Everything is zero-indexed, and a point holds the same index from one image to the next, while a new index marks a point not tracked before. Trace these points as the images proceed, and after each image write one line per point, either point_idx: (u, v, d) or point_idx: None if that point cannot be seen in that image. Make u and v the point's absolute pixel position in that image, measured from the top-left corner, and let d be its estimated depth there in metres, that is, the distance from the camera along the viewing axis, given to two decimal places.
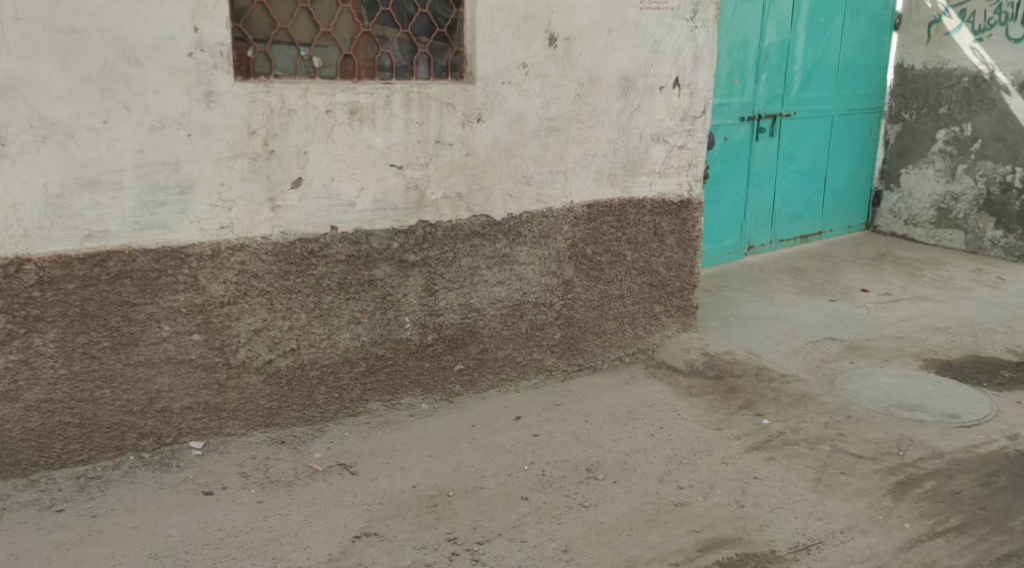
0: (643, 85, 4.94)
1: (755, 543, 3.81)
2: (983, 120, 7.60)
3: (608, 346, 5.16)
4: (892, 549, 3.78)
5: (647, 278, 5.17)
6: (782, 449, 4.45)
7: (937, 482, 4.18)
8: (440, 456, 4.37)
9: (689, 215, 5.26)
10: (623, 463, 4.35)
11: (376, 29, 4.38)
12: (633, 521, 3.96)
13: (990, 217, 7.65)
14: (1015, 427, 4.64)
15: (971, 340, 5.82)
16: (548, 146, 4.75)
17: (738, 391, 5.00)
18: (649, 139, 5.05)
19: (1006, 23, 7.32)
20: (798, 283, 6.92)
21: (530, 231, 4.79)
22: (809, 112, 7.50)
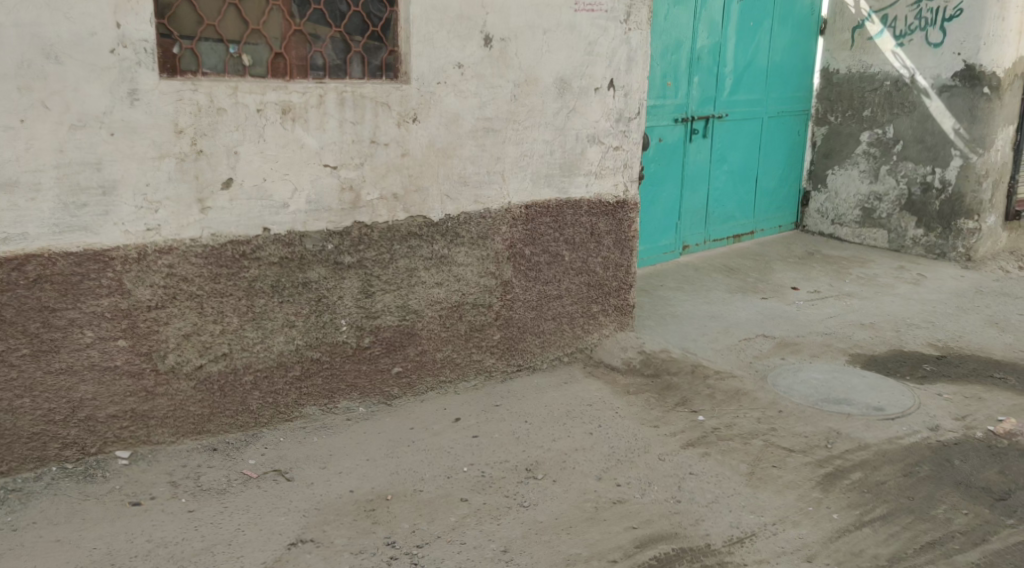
0: (578, 85, 5.03)
1: (690, 538, 3.89)
2: (905, 122, 7.94)
3: (548, 346, 5.24)
4: (822, 539, 3.91)
5: (585, 278, 5.27)
6: (716, 445, 4.59)
7: (864, 473, 4.38)
8: (379, 460, 4.31)
9: (625, 216, 5.38)
10: (561, 463, 4.39)
11: (308, 27, 4.27)
12: (572, 519, 3.98)
13: (912, 216, 8.02)
14: (937, 418, 4.96)
15: (895, 335, 6.17)
16: (485, 146, 4.77)
17: (674, 388, 5.16)
18: (585, 140, 5.15)
19: (926, 28, 7.70)
20: (730, 283, 7.13)
21: (468, 232, 4.79)
22: (740, 114, 7.77)
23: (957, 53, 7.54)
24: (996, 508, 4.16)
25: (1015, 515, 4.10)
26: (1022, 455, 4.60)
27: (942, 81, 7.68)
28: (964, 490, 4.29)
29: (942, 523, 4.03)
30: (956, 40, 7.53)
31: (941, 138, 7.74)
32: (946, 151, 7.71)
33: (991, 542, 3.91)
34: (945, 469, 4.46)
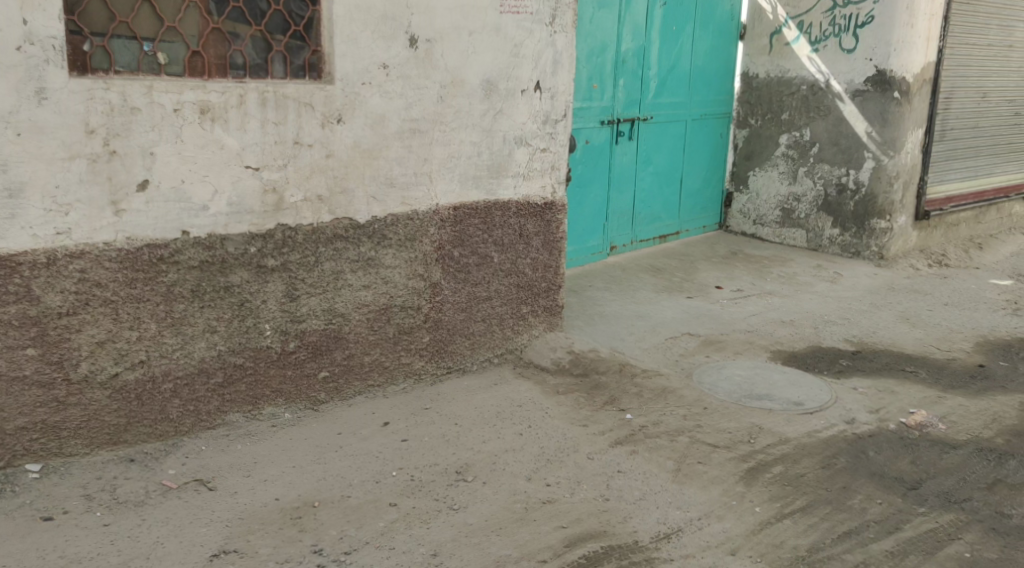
0: (504, 87, 5.03)
1: (619, 535, 3.91)
2: (821, 125, 8.15)
3: (478, 348, 5.22)
4: (744, 532, 3.97)
5: (514, 279, 5.27)
6: (644, 443, 4.63)
7: (784, 466, 4.47)
8: (305, 466, 4.24)
9: (553, 218, 5.40)
10: (492, 464, 4.38)
11: (227, 25, 4.18)
12: (502, 520, 3.97)
13: (828, 217, 8.22)
14: (852, 411, 5.08)
15: (813, 332, 6.31)
16: (412, 147, 4.73)
17: (602, 387, 5.18)
18: (512, 142, 5.15)
19: (840, 35, 7.92)
20: (656, 283, 7.20)
21: (395, 234, 4.75)
22: (664, 117, 7.86)
23: (869, 59, 7.77)
24: (908, 497, 4.27)
25: (927, 503, 4.23)
26: (932, 446, 4.74)
27: (855, 86, 7.90)
28: (879, 480, 4.40)
29: (858, 513, 4.13)
30: (868, 46, 7.76)
31: (855, 141, 7.96)
32: (860, 153, 7.93)
33: (904, 530, 4.01)
34: (861, 460, 4.57)
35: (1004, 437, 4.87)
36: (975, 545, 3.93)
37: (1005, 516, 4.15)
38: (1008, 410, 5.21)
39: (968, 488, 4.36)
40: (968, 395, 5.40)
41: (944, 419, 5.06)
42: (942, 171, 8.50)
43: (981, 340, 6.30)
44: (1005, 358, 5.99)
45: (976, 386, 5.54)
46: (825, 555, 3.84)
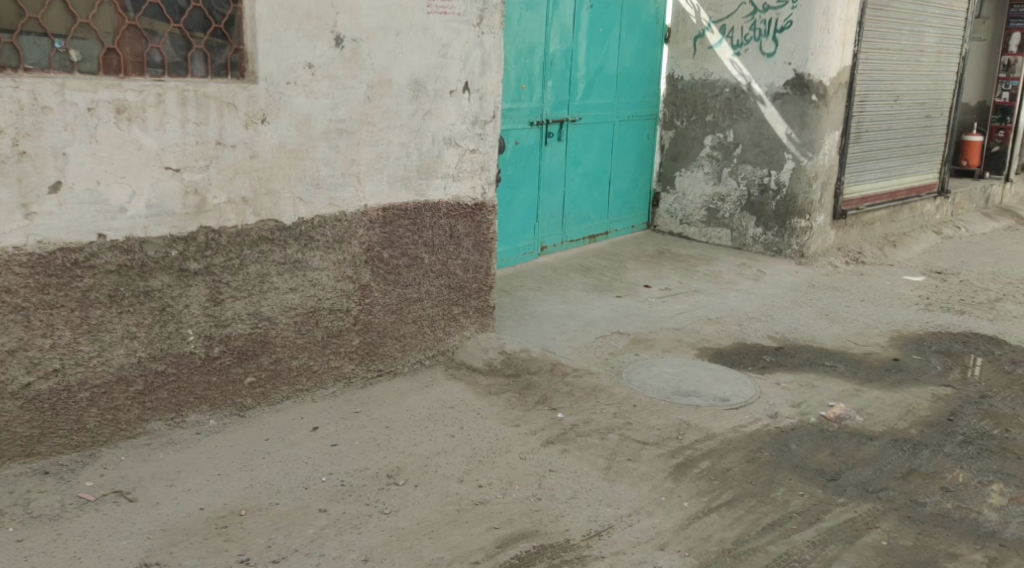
0: (432, 88, 5.00)
1: (550, 534, 3.91)
2: (743, 127, 8.30)
3: (409, 350, 5.18)
4: (673, 527, 4.01)
5: (445, 280, 5.24)
6: (575, 441, 4.65)
7: (711, 461, 4.53)
8: (231, 474, 4.15)
9: (483, 218, 5.39)
10: (423, 467, 4.35)
11: (144, 22, 4.08)
12: (434, 523, 3.94)
13: (752, 216, 8.38)
14: (776, 406, 5.18)
15: (738, 328, 6.42)
16: (338, 148, 4.67)
17: (534, 386, 5.19)
18: (441, 143, 5.12)
19: (760, 39, 8.10)
20: (586, 282, 7.25)
21: (323, 236, 4.68)
22: (592, 118, 7.91)
23: (788, 63, 7.96)
24: (828, 487, 4.37)
25: (845, 493, 4.33)
26: (851, 438, 4.86)
27: (775, 89, 8.08)
28: (800, 473, 4.49)
29: (782, 505, 4.21)
30: (787, 50, 7.95)
31: (776, 142, 8.13)
32: (780, 154, 8.11)
33: (825, 520, 4.10)
34: (783, 453, 4.66)
35: (918, 428, 5.02)
36: (892, 533, 4.03)
37: (919, 504, 4.27)
38: (922, 401, 5.37)
39: (885, 478, 4.48)
40: (884, 387, 5.55)
41: (862, 411, 5.19)
42: (859, 171, 8.74)
43: (896, 334, 6.48)
44: (918, 352, 6.18)
45: (891, 378, 5.69)
46: (750, 547, 3.90)
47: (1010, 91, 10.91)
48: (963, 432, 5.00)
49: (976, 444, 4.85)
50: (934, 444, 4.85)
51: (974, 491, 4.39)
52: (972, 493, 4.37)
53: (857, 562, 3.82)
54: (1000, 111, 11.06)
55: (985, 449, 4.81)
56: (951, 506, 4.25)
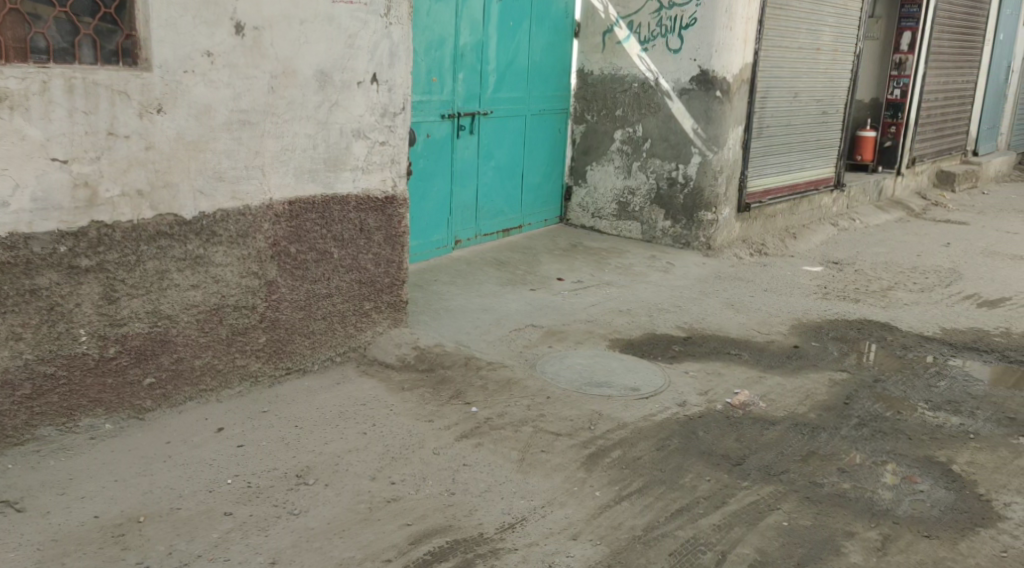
0: (339, 79, 4.89)
1: (463, 529, 3.87)
2: (652, 121, 8.38)
3: (318, 347, 5.06)
4: (585, 517, 4.00)
5: (355, 275, 5.14)
6: (489, 435, 4.60)
7: (622, 450, 4.54)
8: (129, 480, 3.99)
9: (394, 212, 5.29)
10: (334, 466, 4.25)
11: (26, 6, 3.89)
12: (345, 523, 3.85)
13: (661, 209, 8.46)
14: (685, 394, 5.24)
15: (648, 319, 6.47)
16: (241, 140, 4.53)
17: (448, 381, 5.13)
18: (350, 135, 5.02)
19: (666, 35, 8.19)
20: (500, 276, 7.21)
21: (226, 231, 4.53)
22: (503, 111, 7.87)
23: (694, 60, 8.07)
24: (733, 472, 4.42)
25: (750, 477, 4.39)
26: (755, 423, 4.94)
27: (681, 85, 8.18)
28: (707, 459, 4.54)
29: (690, 490, 4.24)
30: (692, 47, 8.05)
31: (683, 137, 8.23)
32: (687, 149, 8.22)
33: (730, 504, 4.15)
34: (691, 440, 4.70)
35: (817, 412, 5.14)
36: (792, 514, 4.10)
37: (817, 485, 4.35)
38: (820, 387, 5.49)
39: (786, 461, 4.56)
40: (786, 374, 5.66)
41: (765, 398, 5.28)
42: (761, 166, 8.93)
43: (796, 323, 6.63)
44: (817, 339, 6.33)
45: (791, 365, 5.81)
46: (659, 533, 3.91)
47: (901, 88, 11.28)
48: (859, 415, 5.13)
49: (870, 426, 4.98)
50: (832, 427, 4.96)
51: (868, 471, 4.50)
52: (868, 473, 4.48)
53: (760, 544, 3.87)
54: (892, 107, 11.45)
55: (879, 430, 4.94)
56: (848, 486, 4.35)
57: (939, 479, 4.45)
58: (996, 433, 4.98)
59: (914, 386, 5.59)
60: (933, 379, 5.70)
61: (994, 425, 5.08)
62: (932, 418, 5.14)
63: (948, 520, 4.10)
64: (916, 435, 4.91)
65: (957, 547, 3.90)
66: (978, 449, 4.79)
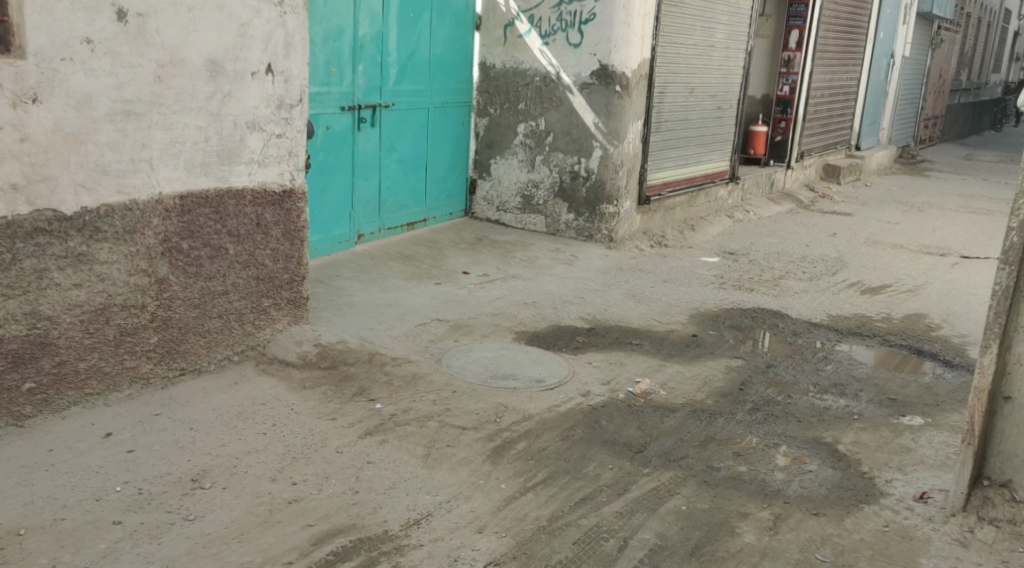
0: (231, 69, 4.74)
1: (367, 527, 3.79)
2: (554, 116, 8.39)
3: (214, 346, 4.88)
4: (490, 510, 3.97)
5: (252, 272, 4.99)
6: (394, 431, 4.53)
7: (527, 442, 4.53)
8: (8, 491, 3.79)
9: (292, 206, 5.17)
10: (231, 468, 4.11)
11: None
12: (243, 526, 3.73)
13: (564, 203, 8.49)
14: (588, 385, 5.26)
15: (552, 311, 6.48)
16: (125, 131, 4.34)
17: (351, 378, 5.03)
18: (244, 127, 4.87)
19: (566, 30, 8.22)
20: (404, 270, 7.13)
21: (111, 227, 4.34)
22: (405, 104, 7.77)
23: (593, 54, 8.12)
24: (635, 459, 4.46)
25: (651, 464, 4.43)
26: (655, 411, 4.99)
27: (582, 79, 8.23)
28: (610, 447, 4.56)
29: (593, 479, 4.26)
30: (591, 42, 8.11)
31: (585, 131, 8.29)
32: (589, 143, 8.28)
33: (632, 491, 4.18)
34: (595, 430, 4.72)
35: (714, 398, 5.22)
36: (691, 498, 4.15)
37: (714, 469, 4.42)
38: (717, 373, 5.59)
39: (685, 447, 4.62)
40: (684, 362, 5.75)
41: (665, 385, 5.34)
42: (660, 159, 9.05)
43: (694, 312, 6.74)
44: (714, 327, 6.44)
45: (690, 353, 5.90)
46: (563, 523, 3.91)
47: (789, 85, 11.63)
48: (753, 400, 5.24)
49: (763, 411, 5.09)
50: (728, 412, 5.06)
51: (762, 454, 4.59)
52: (762, 456, 4.57)
53: (660, 528, 3.91)
54: (782, 103, 11.79)
55: (771, 414, 5.06)
56: (743, 469, 4.43)
57: (826, 459, 4.57)
58: (878, 414, 5.15)
59: (803, 370, 5.75)
60: (821, 363, 5.87)
61: (876, 406, 5.25)
62: (820, 401, 5.28)
63: (835, 498, 4.21)
64: (805, 418, 5.04)
65: (843, 523, 4.01)
66: (863, 429, 4.94)
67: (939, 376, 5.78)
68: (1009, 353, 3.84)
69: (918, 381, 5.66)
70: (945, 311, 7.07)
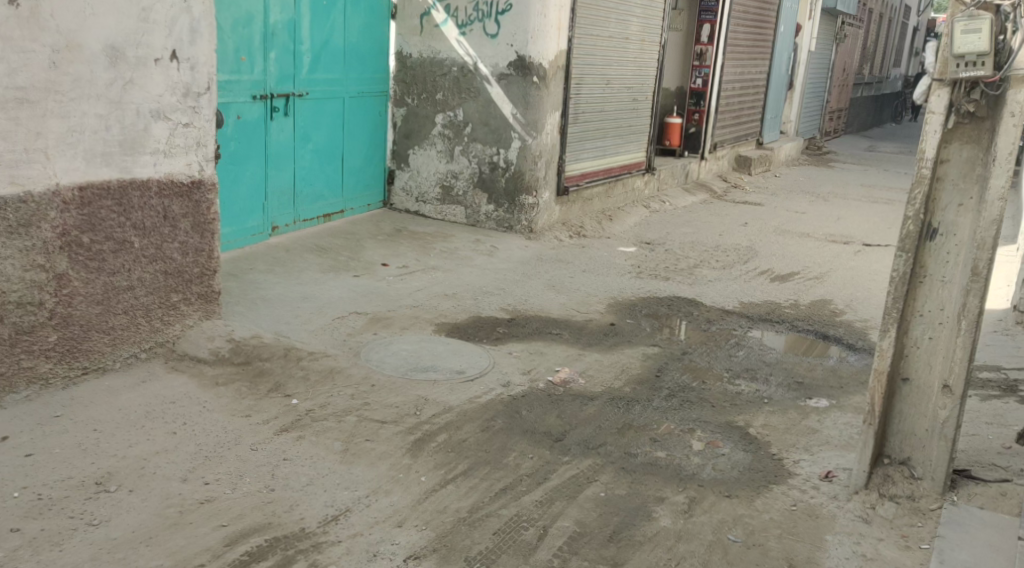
0: (133, 55, 4.55)
1: (284, 525, 3.69)
2: (472, 106, 8.32)
3: (120, 344, 4.70)
4: (410, 503, 3.91)
5: (159, 266, 4.82)
6: (311, 427, 4.43)
7: (448, 434, 4.48)
8: None
9: (201, 197, 5.00)
10: (139, 470, 3.96)
11: None
12: (152, 529, 3.60)
13: (484, 193, 8.44)
14: (508, 375, 5.23)
15: (472, 302, 6.43)
16: (18, 119, 4.14)
17: (266, 373, 4.90)
18: (148, 115, 4.69)
19: (483, 20, 8.15)
20: (321, 262, 6.99)
21: (5, 220, 4.13)
22: (319, 93, 7.60)
23: (510, 45, 8.08)
24: (555, 448, 4.45)
25: (571, 452, 4.42)
26: (575, 400, 4.99)
27: (499, 69, 8.18)
28: (530, 437, 4.54)
29: (513, 469, 4.23)
30: (508, 32, 8.06)
31: (503, 121, 8.24)
32: (507, 134, 8.24)
33: (552, 479, 4.16)
34: (515, 420, 4.69)
35: (632, 386, 5.25)
36: (609, 484, 4.16)
37: (632, 455, 4.44)
38: (635, 361, 5.62)
39: (604, 435, 4.63)
40: (602, 350, 5.76)
41: (584, 374, 5.35)
42: (577, 150, 9.07)
43: (612, 301, 6.77)
44: (632, 316, 6.48)
45: (608, 342, 5.93)
46: (484, 514, 3.87)
47: (702, 78, 11.76)
48: (669, 387, 5.29)
49: (679, 397, 5.14)
50: (645, 399, 5.08)
51: (678, 439, 4.63)
52: (677, 440, 4.61)
53: (580, 516, 3.90)
54: (695, 96, 11.91)
55: (686, 400, 5.11)
56: (660, 454, 4.46)
57: (738, 442, 4.63)
58: (786, 397, 5.25)
59: (716, 356, 5.82)
60: (733, 349, 5.96)
61: (785, 389, 5.35)
62: (733, 386, 5.36)
63: (747, 479, 4.27)
64: (719, 402, 5.10)
65: (754, 504, 4.06)
66: (773, 412, 5.03)
67: (843, 359, 5.93)
68: (906, 336, 3.97)
69: (824, 364, 5.79)
70: (849, 297, 7.25)
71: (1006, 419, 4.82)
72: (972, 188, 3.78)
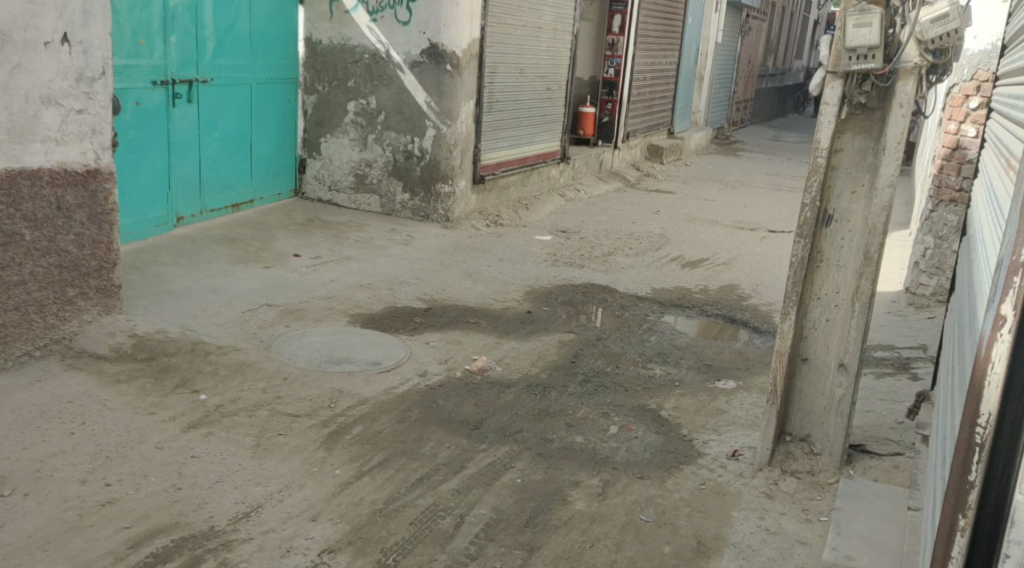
0: (20, 38, 4.34)
1: (192, 524, 3.58)
2: (384, 94, 8.21)
3: (10, 341, 4.50)
4: (324, 497, 3.83)
5: (54, 259, 4.62)
6: (220, 423, 4.30)
7: (363, 426, 4.40)
8: None
9: (98, 187, 4.80)
10: (35, 473, 3.79)
11: None
12: (50, 534, 3.45)
13: (398, 182, 8.34)
14: (424, 364, 5.18)
15: (388, 292, 6.35)
16: None
17: (172, 369, 4.74)
18: (38, 101, 4.48)
19: (395, 7, 8.05)
20: (230, 253, 6.81)
21: None
22: (224, 80, 7.39)
23: (423, 32, 7.99)
24: (471, 436, 4.41)
25: (486, 440, 4.39)
26: (491, 387, 4.96)
27: (412, 57, 8.08)
28: (447, 426, 4.49)
29: (429, 458, 4.18)
30: (421, 20, 7.97)
31: (416, 110, 8.15)
32: (422, 122, 8.15)
33: (468, 468, 4.13)
34: (431, 410, 4.64)
35: (547, 372, 5.26)
36: (525, 471, 4.15)
37: (548, 441, 4.43)
38: (550, 348, 5.62)
39: (520, 422, 4.61)
40: (519, 338, 5.75)
41: (501, 362, 5.33)
42: (491, 140, 9.03)
43: (528, 289, 6.76)
44: (547, 303, 6.49)
45: (524, 329, 5.92)
46: (399, 505, 3.82)
47: (614, 67, 11.85)
48: (583, 372, 5.30)
49: (594, 382, 5.17)
50: (560, 385, 5.09)
51: (593, 424, 4.65)
52: (592, 425, 4.63)
53: (496, 503, 3.88)
54: (608, 85, 11.99)
55: (601, 385, 5.13)
56: (576, 439, 4.47)
57: (651, 425, 4.66)
58: (696, 379, 5.32)
59: (629, 341, 5.87)
60: (645, 334, 6.01)
61: (695, 372, 5.42)
62: (646, 370, 5.41)
63: (659, 461, 4.31)
64: (632, 387, 5.14)
65: (666, 484, 4.10)
66: (683, 394, 5.09)
67: (750, 342, 6.03)
68: (805, 318, 4.07)
69: (733, 347, 5.89)
70: (756, 282, 7.40)
71: (900, 396, 4.97)
72: (865, 175, 3.88)
